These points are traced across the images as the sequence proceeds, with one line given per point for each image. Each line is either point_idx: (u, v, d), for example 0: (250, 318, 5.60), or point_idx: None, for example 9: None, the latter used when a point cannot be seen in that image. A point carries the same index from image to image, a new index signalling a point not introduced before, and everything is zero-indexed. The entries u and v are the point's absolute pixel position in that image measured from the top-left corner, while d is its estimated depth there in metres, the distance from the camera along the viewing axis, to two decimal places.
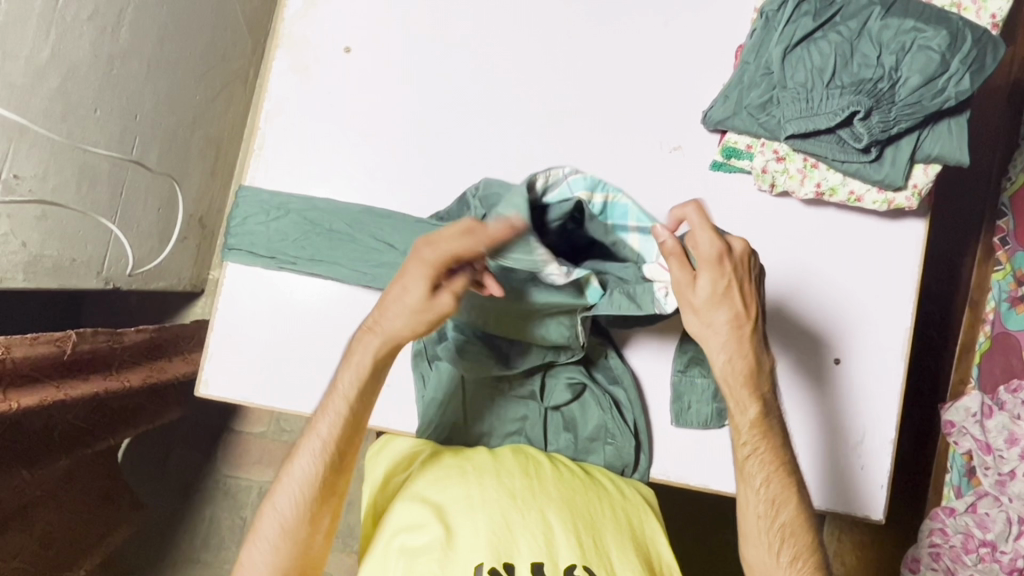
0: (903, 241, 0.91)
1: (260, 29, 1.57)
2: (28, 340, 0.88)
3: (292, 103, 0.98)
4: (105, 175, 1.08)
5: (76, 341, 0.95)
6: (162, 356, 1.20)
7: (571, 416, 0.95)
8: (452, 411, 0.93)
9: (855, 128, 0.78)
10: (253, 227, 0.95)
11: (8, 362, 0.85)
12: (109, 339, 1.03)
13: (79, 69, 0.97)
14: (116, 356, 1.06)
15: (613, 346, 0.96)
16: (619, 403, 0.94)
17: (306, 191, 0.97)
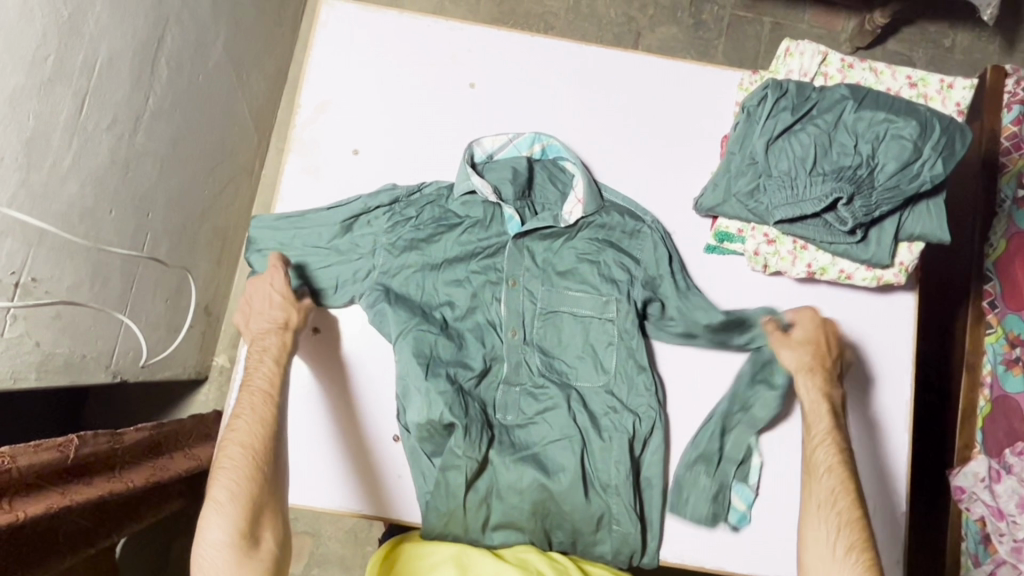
0: (898, 317, 0.95)
1: (266, 124, 1.65)
2: (30, 448, 0.86)
3: (302, 203, 1.02)
4: (116, 272, 1.11)
5: (77, 444, 0.93)
6: (163, 453, 1.17)
7: (581, 501, 0.92)
8: (450, 495, 0.91)
9: (839, 213, 0.81)
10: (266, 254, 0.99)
11: (10, 473, 0.82)
12: (110, 438, 1.02)
13: (97, 173, 1.01)
14: (117, 458, 1.03)
15: (611, 411, 0.96)
16: (615, 471, 0.93)
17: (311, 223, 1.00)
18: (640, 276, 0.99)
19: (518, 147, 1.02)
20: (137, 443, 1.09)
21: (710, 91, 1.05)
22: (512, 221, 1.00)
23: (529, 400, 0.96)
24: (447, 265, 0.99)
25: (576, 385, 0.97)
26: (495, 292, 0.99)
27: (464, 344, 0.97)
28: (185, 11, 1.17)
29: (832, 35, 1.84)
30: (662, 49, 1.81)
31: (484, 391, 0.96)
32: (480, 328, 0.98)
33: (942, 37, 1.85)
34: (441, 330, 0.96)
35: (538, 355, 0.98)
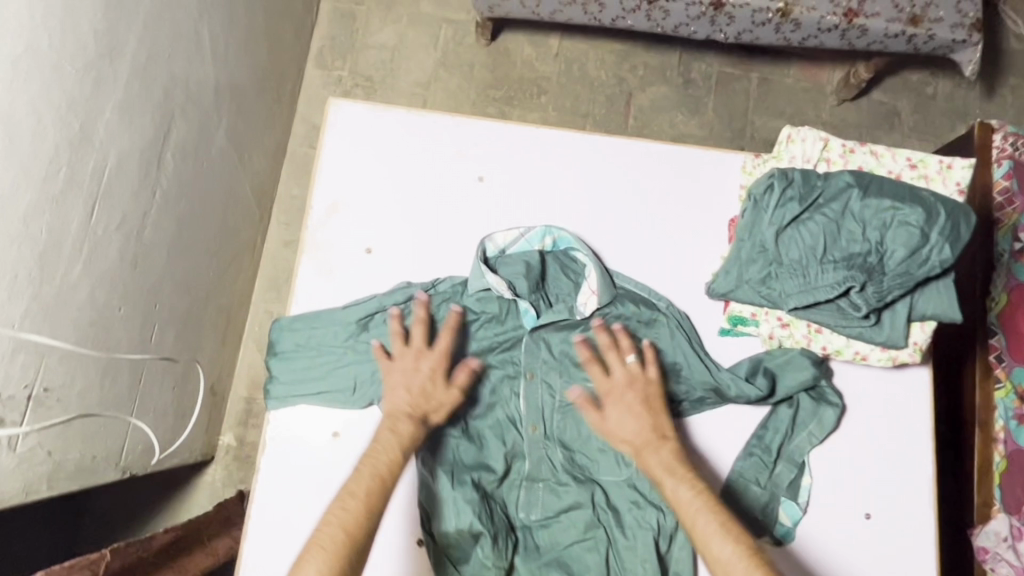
0: (912, 391, 0.94)
1: (266, 198, 1.65)
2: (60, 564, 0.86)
3: (317, 306, 1.02)
4: (124, 368, 1.10)
5: (108, 559, 0.93)
6: (185, 551, 1.14)
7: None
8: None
9: (851, 299, 0.82)
10: (289, 360, 1.01)
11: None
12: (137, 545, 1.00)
13: (105, 275, 1.01)
14: (146, 566, 1.01)
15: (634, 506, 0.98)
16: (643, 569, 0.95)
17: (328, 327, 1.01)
18: (664, 363, 0.96)
19: (530, 241, 1.03)
20: (165, 546, 1.09)
21: (715, 173, 1.07)
22: (528, 314, 1.01)
23: (552, 496, 0.99)
24: (467, 363, 1.01)
25: (598, 479, 1.00)
26: (515, 390, 1.01)
27: (487, 444, 1.00)
28: (189, 105, 1.19)
29: (818, 87, 1.88)
30: (654, 107, 1.85)
31: (509, 491, 0.99)
32: (502, 427, 1.01)
33: (924, 85, 1.90)
34: (464, 432, 0.99)
35: (559, 450, 1.00)
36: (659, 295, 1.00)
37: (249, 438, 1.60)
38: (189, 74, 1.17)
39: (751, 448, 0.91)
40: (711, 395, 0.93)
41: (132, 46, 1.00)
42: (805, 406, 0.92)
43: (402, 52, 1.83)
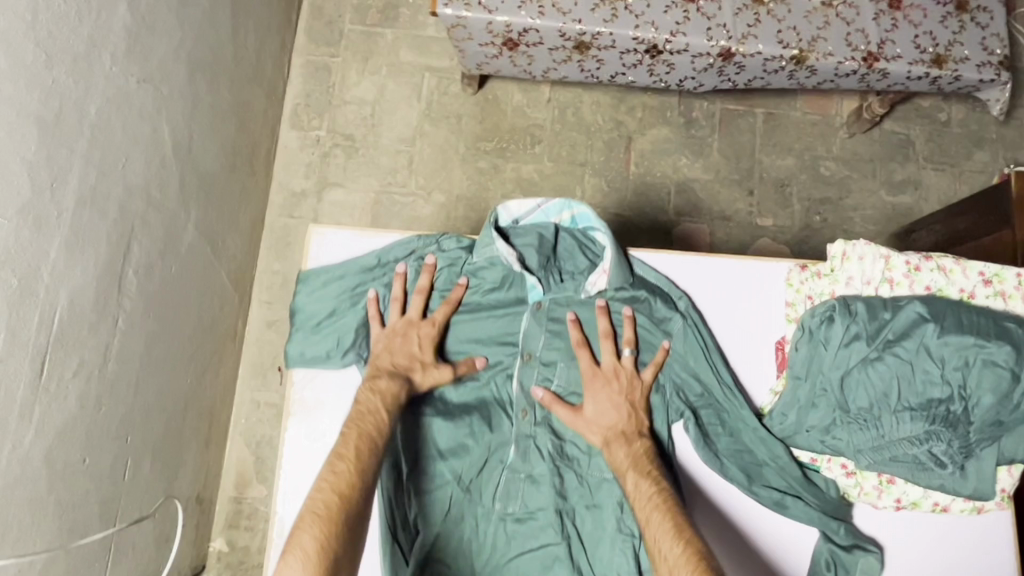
0: (992, 535, 0.81)
1: (246, 279, 1.52)
2: None
3: (316, 455, 0.87)
4: (95, 520, 0.97)
5: None
6: None
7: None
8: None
9: (936, 453, 0.77)
10: (304, 335, 0.89)
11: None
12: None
13: (64, 431, 0.89)
14: None
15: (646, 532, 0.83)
16: None
17: (337, 330, 0.89)
18: (678, 362, 0.86)
19: (547, 212, 0.91)
20: None
21: (755, 286, 0.90)
22: (534, 290, 0.88)
23: (529, 493, 0.84)
24: (453, 336, 0.89)
25: (585, 478, 0.85)
26: (507, 370, 0.88)
27: (470, 426, 0.86)
28: (151, 211, 1.06)
29: (827, 120, 1.78)
30: (655, 151, 1.73)
31: (480, 484, 0.85)
32: (485, 410, 0.87)
33: (938, 111, 1.80)
34: (438, 415, 0.86)
35: (547, 441, 0.85)
36: (680, 291, 0.88)
37: (241, 543, 1.47)
38: (149, 178, 1.04)
39: None
40: (711, 409, 0.85)
41: (79, 168, 0.87)
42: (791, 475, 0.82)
43: (383, 106, 1.70)
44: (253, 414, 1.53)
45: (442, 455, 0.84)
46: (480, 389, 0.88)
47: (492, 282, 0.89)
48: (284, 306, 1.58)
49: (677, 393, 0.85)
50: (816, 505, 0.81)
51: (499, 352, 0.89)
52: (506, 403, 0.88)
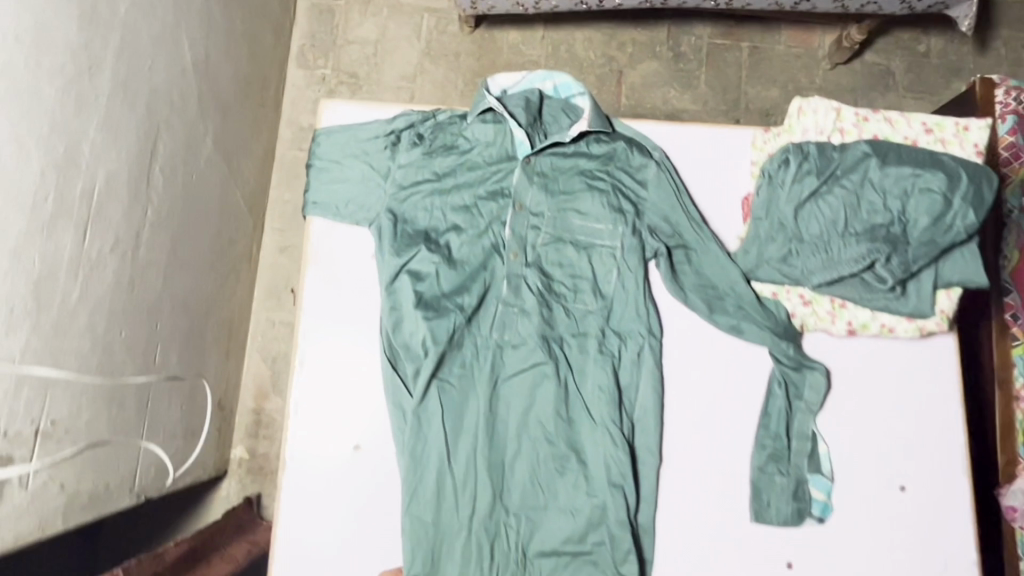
0: (937, 357, 0.88)
1: (259, 205, 1.62)
2: None
3: (333, 298, 0.96)
4: (130, 390, 1.07)
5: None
6: (203, 561, 1.20)
7: (559, 431, 0.90)
8: (424, 425, 0.89)
9: (877, 271, 0.84)
10: (322, 192, 0.98)
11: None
12: (149, 563, 1.02)
13: (104, 299, 0.98)
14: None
15: (623, 356, 0.92)
16: (613, 415, 0.89)
17: (349, 187, 0.98)
18: (652, 209, 0.97)
19: (531, 83, 1.06)
20: (179, 557, 1.13)
21: (729, 154, 1.00)
22: (523, 145, 1.00)
23: (522, 322, 0.93)
24: (455, 191, 0.98)
25: (572, 310, 0.94)
26: (502, 221, 0.97)
27: (468, 268, 0.95)
28: (173, 115, 1.15)
29: (810, 52, 1.85)
30: (645, 84, 1.82)
31: (478, 317, 0.94)
32: (483, 255, 0.96)
33: (917, 43, 1.87)
34: (443, 258, 0.95)
35: (538, 278, 0.95)
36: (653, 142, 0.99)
37: (261, 450, 1.58)
38: (171, 84, 1.13)
39: (762, 441, 0.86)
40: (681, 249, 0.95)
41: (111, 61, 0.96)
42: (744, 292, 0.90)
43: (385, 45, 1.79)
44: (268, 332, 1.62)
45: (443, 291, 0.94)
46: (476, 235, 0.97)
47: (489, 137, 1.00)
48: (295, 233, 1.67)
49: (651, 234, 0.96)
50: (768, 325, 0.89)
51: (492, 202, 0.98)
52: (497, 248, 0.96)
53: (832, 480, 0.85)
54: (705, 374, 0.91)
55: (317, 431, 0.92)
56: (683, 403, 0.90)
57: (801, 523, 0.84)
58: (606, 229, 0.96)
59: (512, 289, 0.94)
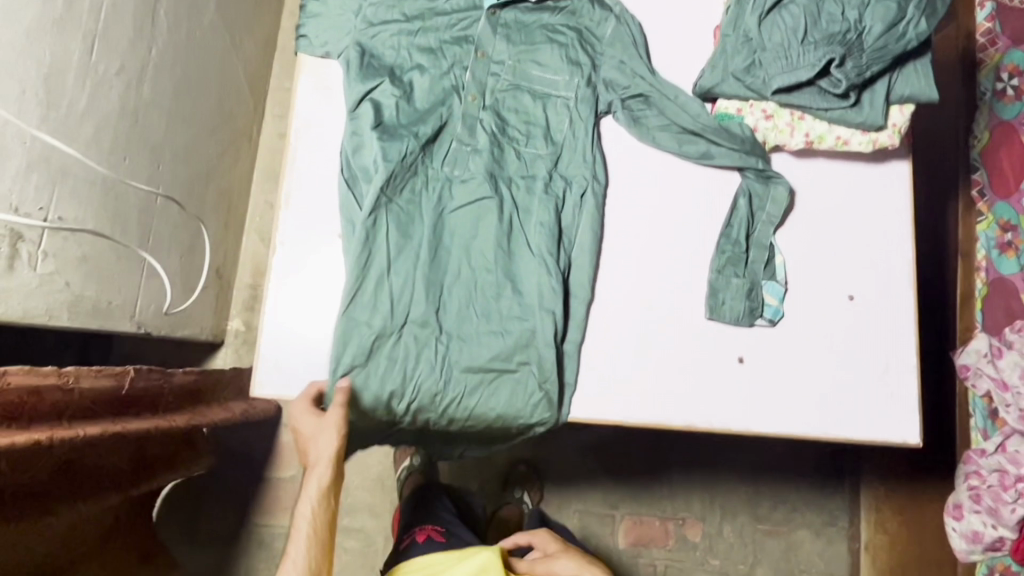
0: (893, 181, 0.93)
1: (261, 88, 1.66)
2: (93, 371, 0.93)
3: (318, 115, 0.97)
4: (133, 217, 1.12)
5: (133, 376, 1.00)
6: (202, 401, 1.22)
7: (499, 263, 0.90)
8: (371, 241, 0.88)
9: (832, 76, 0.83)
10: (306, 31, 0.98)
11: (70, 391, 0.88)
12: (154, 377, 1.06)
13: (108, 118, 1.03)
14: (162, 397, 1.09)
15: (566, 196, 0.93)
16: (550, 253, 0.90)
17: (328, 23, 0.98)
18: (611, 64, 0.96)
19: None
20: (183, 385, 1.16)
21: None
22: None
23: (473, 158, 0.92)
24: (421, 33, 0.96)
25: (522, 154, 0.94)
26: (464, 64, 0.96)
27: (426, 103, 0.94)
28: None
29: None
30: None
31: (431, 149, 0.92)
32: (442, 93, 0.94)
33: None
34: (401, 91, 0.93)
35: (493, 119, 0.94)
36: None
37: (256, 324, 1.61)
38: None
39: (722, 246, 0.89)
40: (638, 99, 0.94)
41: None
42: (707, 121, 0.90)
43: None
44: (266, 213, 1.65)
45: (397, 122, 0.92)
46: (437, 74, 0.95)
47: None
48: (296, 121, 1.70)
49: (606, 88, 0.95)
50: (733, 148, 0.90)
51: (455, 45, 0.96)
52: (455, 88, 0.95)
53: (786, 289, 0.89)
54: (668, 195, 0.93)
55: (301, 243, 0.93)
56: (646, 220, 0.92)
57: (753, 324, 0.89)
58: (563, 80, 0.95)
59: (467, 127, 0.93)
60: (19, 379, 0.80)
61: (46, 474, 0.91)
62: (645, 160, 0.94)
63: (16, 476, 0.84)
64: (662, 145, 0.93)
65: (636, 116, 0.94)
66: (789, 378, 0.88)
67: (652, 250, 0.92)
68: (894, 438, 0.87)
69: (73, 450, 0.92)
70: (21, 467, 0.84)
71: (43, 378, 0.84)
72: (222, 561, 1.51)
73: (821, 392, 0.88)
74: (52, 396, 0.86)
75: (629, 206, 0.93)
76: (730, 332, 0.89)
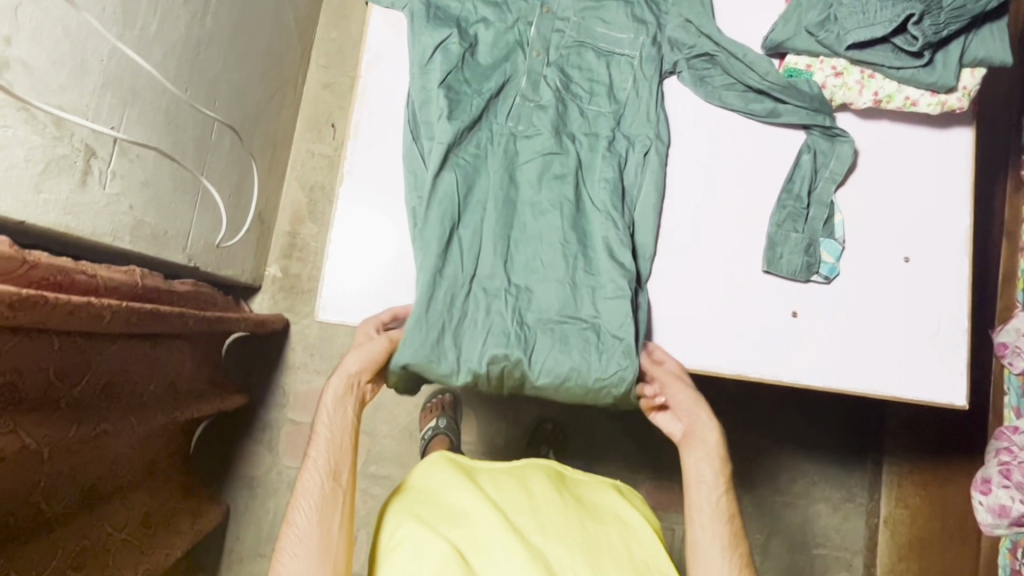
0: (955, 147, 0.93)
1: (307, 36, 1.66)
2: (103, 266, 0.93)
3: (388, 58, 0.98)
4: (191, 149, 1.13)
5: (141, 274, 1.00)
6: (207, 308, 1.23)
7: (566, 219, 0.90)
8: (439, 193, 0.88)
9: (909, 34, 0.84)
10: None
11: (94, 280, 0.88)
12: (159, 280, 1.06)
13: (175, 45, 1.03)
14: (173, 300, 1.10)
15: (631, 154, 0.93)
16: (616, 210, 0.90)
17: None
18: (675, 23, 0.95)
19: None
20: (186, 293, 1.15)
21: None
22: None
23: (538, 114, 0.92)
24: None
25: (584, 111, 0.94)
26: (529, 19, 0.95)
27: (492, 59, 0.94)
28: None
29: None
30: None
31: (495, 104, 0.93)
32: (507, 49, 0.94)
33: None
34: (466, 43, 0.93)
35: (558, 76, 0.94)
36: None
37: (293, 270, 1.61)
38: None
39: (782, 201, 0.90)
40: (704, 58, 0.94)
41: None
42: (778, 79, 0.90)
43: None
44: (307, 161, 1.66)
45: (465, 77, 0.92)
46: (502, 30, 0.95)
47: None
48: (339, 71, 1.70)
49: (671, 49, 0.95)
50: (803, 107, 0.90)
51: (519, 0, 0.96)
52: (519, 45, 0.95)
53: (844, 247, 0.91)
54: (731, 149, 0.94)
55: (367, 178, 0.95)
56: (708, 172, 0.93)
57: (808, 279, 0.90)
58: (628, 39, 0.95)
59: (533, 82, 0.93)
60: (44, 260, 0.80)
61: (90, 390, 0.93)
62: (711, 116, 0.95)
63: (66, 389, 0.88)
64: (734, 106, 0.93)
65: (704, 76, 0.94)
66: (842, 333, 0.89)
67: (713, 203, 0.93)
68: (941, 398, 0.89)
69: (101, 342, 0.93)
70: (67, 378, 0.88)
71: (64, 262, 0.83)
72: (250, 501, 1.55)
73: (873, 349, 0.89)
74: (80, 280, 0.85)
75: (693, 158, 0.94)
76: (785, 286, 0.91)
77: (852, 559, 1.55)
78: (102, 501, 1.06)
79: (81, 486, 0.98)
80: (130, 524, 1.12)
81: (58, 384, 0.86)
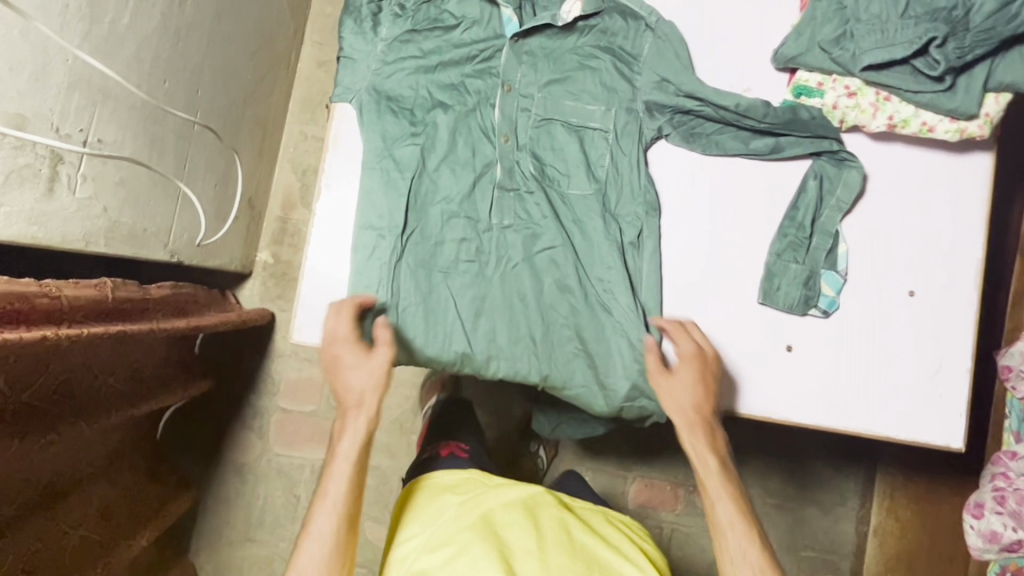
0: (970, 174, 0.87)
1: (300, 9, 1.58)
2: (71, 283, 0.89)
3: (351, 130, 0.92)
4: (171, 144, 1.09)
5: (113, 287, 0.97)
6: (188, 313, 1.20)
7: (562, 314, 0.86)
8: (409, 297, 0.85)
9: (930, 56, 0.79)
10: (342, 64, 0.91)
11: (58, 300, 0.85)
12: (133, 288, 1.03)
13: (151, 36, 0.97)
14: (147, 309, 1.06)
15: (626, 244, 0.88)
16: (608, 304, 0.86)
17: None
18: (648, 83, 0.89)
19: None
20: (164, 298, 1.12)
21: None
22: (511, 23, 0.90)
23: (519, 206, 0.88)
24: (440, 68, 0.90)
25: (566, 196, 0.89)
26: (492, 100, 0.90)
27: (462, 155, 0.88)
28: None
29: None
30: None
31: (472, 202, 0.88)
32: (474, 139, 0.89)
33: None
34: (429, 140, 0.88)
35: (531, 161, 0.89)
36: (648, 7, 0.90)
37: (284, 256, 1.58)
38: None
39: (784, 228, 0.86)
40: (682, 113, 0.89)
41: None
42: (776, 118, 0.85)
43: None
44: (300, 143, 1.61)
45: (430, 174, 0.87)
46: (469, 120, 0.89)
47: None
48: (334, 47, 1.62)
49: (649, 114, 0.89)
50: (808, 145, 0.86)
51: (477, 78, 0.90)
52: (487, 133, 0.89)
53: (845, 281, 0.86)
54: (730, 178, 0.89)
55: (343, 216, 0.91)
56: (704, 205, 0.89)
57: (806, 313, 0.86)
58: (599, 110, 0.90)
59: (504, 149, 0.88)
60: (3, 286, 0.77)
61: (43, 391, 0.91)
62: (706, 153, 0.89)
63: (15, 394, 0.86)
64: (733, 150, 0.88)
65: (695, 129, 0.89)
66: (843, 379, 0.86)
67: (710, 232, 0.88)
68: (937, 440, 0.85)
69: (62, 360, 0.93)
70: (19, 382, 0.86)
71: (25, 286, 0.81)
72: (238, 487, 1.55)
73: (878, 393, 0.86)
74: (41, 303, 0.82)
75: (688, 192, 0.89)
76: (781, 319, 0.87)
77: (839, 562, 1.53)
78: (62, 495, 1.05)
79: (41, 486, 0.99)
80: (91, 518, 1.11)
81: (7, 391, 0.84)
